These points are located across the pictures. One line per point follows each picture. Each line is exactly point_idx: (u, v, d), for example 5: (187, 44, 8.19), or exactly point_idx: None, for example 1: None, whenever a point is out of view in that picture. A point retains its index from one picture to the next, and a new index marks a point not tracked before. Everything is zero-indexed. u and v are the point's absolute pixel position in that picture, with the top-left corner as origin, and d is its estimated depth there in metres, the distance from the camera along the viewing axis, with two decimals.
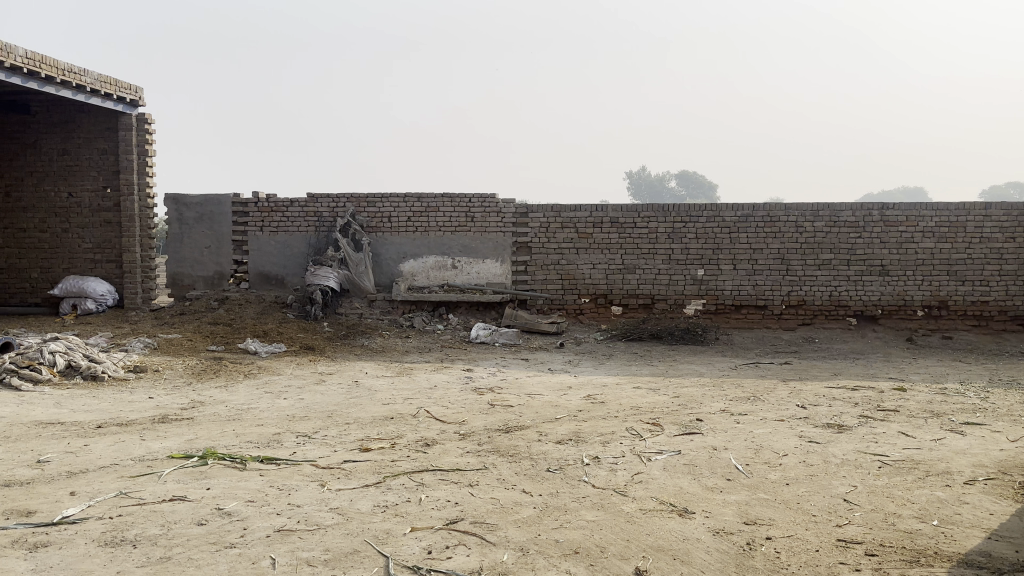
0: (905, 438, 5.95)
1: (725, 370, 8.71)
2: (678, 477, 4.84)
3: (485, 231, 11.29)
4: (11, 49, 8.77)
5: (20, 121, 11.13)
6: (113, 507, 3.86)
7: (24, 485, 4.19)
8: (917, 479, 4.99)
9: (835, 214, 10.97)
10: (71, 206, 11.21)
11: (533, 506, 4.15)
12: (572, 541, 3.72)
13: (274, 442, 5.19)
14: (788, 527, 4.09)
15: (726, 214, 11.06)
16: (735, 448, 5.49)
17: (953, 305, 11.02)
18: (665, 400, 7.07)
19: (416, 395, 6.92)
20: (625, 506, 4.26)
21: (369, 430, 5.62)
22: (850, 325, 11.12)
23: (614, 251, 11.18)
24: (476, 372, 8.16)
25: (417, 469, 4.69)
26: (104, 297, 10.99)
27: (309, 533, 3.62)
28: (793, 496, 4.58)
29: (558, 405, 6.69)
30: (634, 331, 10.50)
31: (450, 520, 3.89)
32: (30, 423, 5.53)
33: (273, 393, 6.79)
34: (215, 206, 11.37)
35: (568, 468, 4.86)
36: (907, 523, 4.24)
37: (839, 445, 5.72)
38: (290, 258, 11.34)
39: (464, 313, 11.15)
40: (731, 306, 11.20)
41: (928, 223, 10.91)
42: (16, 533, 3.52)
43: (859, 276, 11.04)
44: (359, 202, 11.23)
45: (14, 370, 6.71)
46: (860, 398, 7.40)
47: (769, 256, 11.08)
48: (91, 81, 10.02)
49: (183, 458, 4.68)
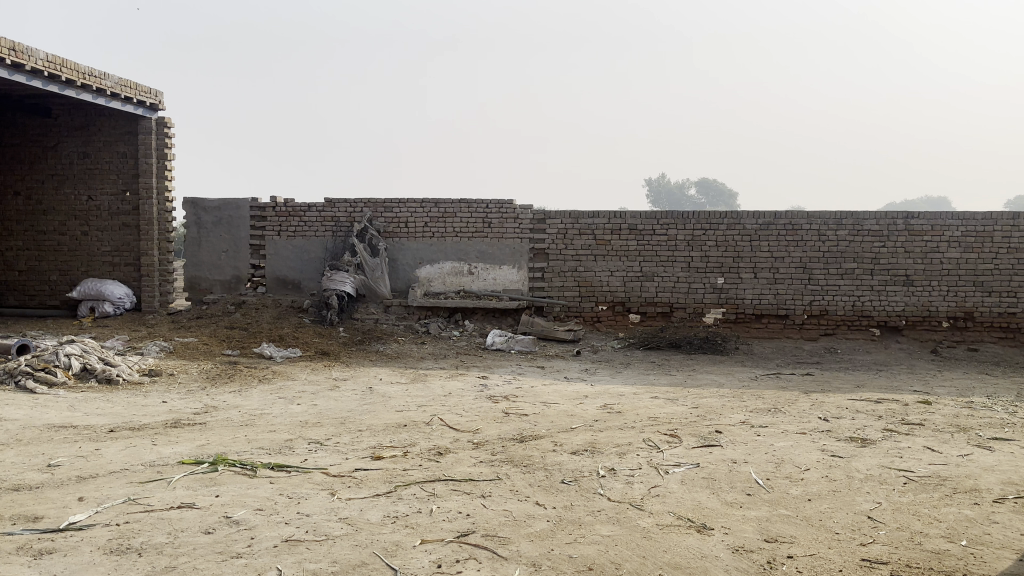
0: (930, 453, 5.77)
1: (744, 381, 8.54)
2: (697, 491, 4.71)
3: (502, 237, 11.21)
4: (32, 53, 8.85)
5: (42, 124, 11.23)
6: (121, 514, 3.81)
7: (33, 490, 4.16)
8: (945, 496, 4.83)
9: (859, 222, 10.78)
10: (90, 208, 11.29)
11: (547, 519, 4.05)
12: (586, 557, 3.62)
13: (286, 448, 5.14)
14: (811, 545, 3.96)
15: (747, 222, 10.89)
16: (756, 462, 5.35)
17: (979, 316, 10.78)
18: (682, 410, 6.92)
19: (431, 402, 6.83)
20: (641, 520, 4.15)
21: (382, 437, 5.55)
22: (872, 336, 10.91)
23: (632, 259, 11.05)
24: (491, 379, 8.05)
25: (430, 479, 4.60)
26: (122, 301, 11.03)
27: (317, 544, 3.55)
28: (815, 513, 4.44)
29: (574, 415, 6.57)
30: (652, 339, 10.34)
31: (461, 532, 3.80)
32: (43, 426, 5.52)
33: (287, 399, 6.75)
34: (233, 210, 11.41)
35: (583, 480, 4.76)
36: (934, 543, 4.08)
37: (862, 460, 5.56)
38: (307, 262, 11.33)
39: (480, 319, 11.08)
40: (751, 315, 11.03)
41: (954, 232, 10.68)
42: (22, 539, 3.49)
43: (882, 286, 10.84)
44: (377, 207, 11.20)
45: (30, 372, 6.73)
46: (885, 411, 7.21)
47: (791, 264, 10.90)
48: (111, 85, 10.09)
49: (194, 463, 4.65)
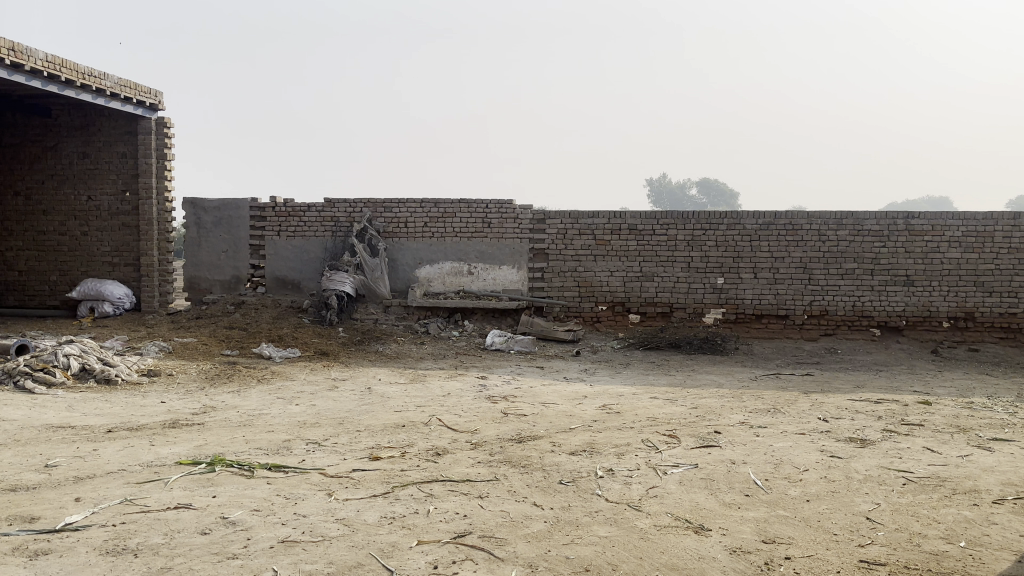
0: (930, 454, 5.76)
1: (744, 381, 8.53)
2: (695, 492, 4.70)
3: (501, 237, 11.20)
4: (31, 53, 8.85)
5: (42, 124, 11.23)
6: (118, 514, 3.80)
7: (30, 490, 4.16)
8: (944, 497, 4.82)
9: (859, 223, 10.76)
10: (90, 208, 11.29)
11: (545, 520, 4.04)
12: (583, 558, 3.61)
13: (284, 449, 5.13)
14: (809, 547, 3.95)
15: (747, 222, 10.88)
16: (754, 463, 5.34)
17: (980, 317, 10.76)
18: (681, 411, 6.91)
19: (430, 403, 6.82)
20: (638, 521, 4.14)
21: (381, 437, 5.54)
22: (873, 336, 10.89)
23: (632, 259, 11.04)
24: (490, 380, 8.04)
25: (427, 479, 4.60)
26: (122, 301, 11.03)
27: (313, 545, 3.54)
28: (813, 514, 4.43)
29: (573, 415, 6.56)
30: (652, 340, 10.33)
31: (458, 533, 3.79)
32: (42, 427, 5.52)
33: (286, 399, 6.74)
34: (233, 210, 11.40)
35: (581, 480, 4.75)
36: (933, 544, 4.07)
37: (861, 460, 5.55)
38: (307, 263, 11.33)
39: (480, 320, 11.07)
40: (751, 315, 11.02)
41: (954, 233, 10.66)
42: (18, 539, 3.48)
43: (883, 286, 10.82)
44: (376, 207, 11.20)
45: (29, 372, 6.72)
46: (884, 411, 7.20)
47: (791, 264, 10.89)
48: (111, 85, 10.09)
49: (191, 464, 4.64)
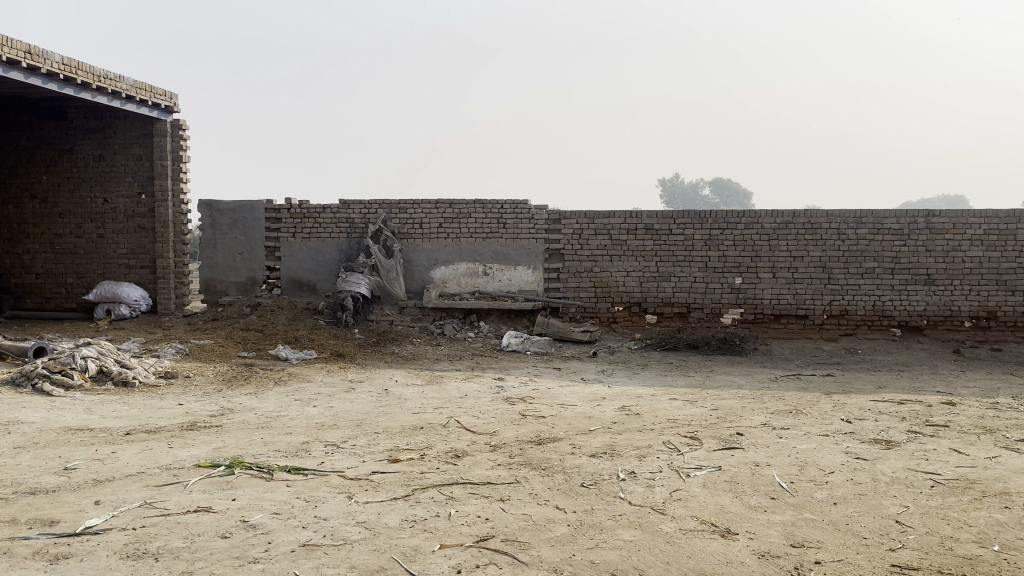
0: (957, 456, 5.64)
1: (764, 382, 8.42)
2: (719, 494, 4.62)
3: (516, 238, 11.14)
4: (47, 55, 8.89)
5: (58, 127, 11.30)
6: (138, 517, 3.77)
7: (50, 494, 4.13)
8: (974, 500, 4.71)
9: (879, 221, 10.62)
10: (106, 211, 11.34)
11: (568, 524, 3.97)
12: (609, 562, 3.54)
13: (302, 451, 5.10)
14: (839, 551, 3.86)
15: (765, 221, 10.76)
16: (779, 465, 5.24)
17: (1002, 316, 10.60)
18: (702, 413, 6.81)
19: (446, 404, 6.77)
20: (663, 525, 4.06)
21: (399, 439, 5.50)
22: (893, 336, 10.75)
23: (648, 259, 10.94)
24: (507, 381, 7.98)
25: (447, 482, 4.54)
26: (138, 303, 11.05)
27: (335, 549, 3.49)
28: (841, 517, 4.34)
29: (592, 417, 6.48)
30: (669, 340, 10.23)
31: (480, 537, 3.73)
32: (60, 429, 5.51)
33: (303, 401, 6.71)
34: (248, 212, 11.41)
35: (603, 483, 4.67)
36: (965, 548, 3.97)
37: (887, 462, 5.44)
38: (322, 265, 11.32)
39: (496, 321, 11.01)
40: (770, 315, 10.90)
41: (976, 231, 10.50)
42: (38, 543, 3.45)
43: (903, 285, 10.67)
44: (391, 208, 11.17)
45: (47, 375, 6.74)
46: (908, 412, 7.06)
47: (810, 264, 10.75)
48: (126, 87, 10.11)
49: (210, 467, 4.61)
